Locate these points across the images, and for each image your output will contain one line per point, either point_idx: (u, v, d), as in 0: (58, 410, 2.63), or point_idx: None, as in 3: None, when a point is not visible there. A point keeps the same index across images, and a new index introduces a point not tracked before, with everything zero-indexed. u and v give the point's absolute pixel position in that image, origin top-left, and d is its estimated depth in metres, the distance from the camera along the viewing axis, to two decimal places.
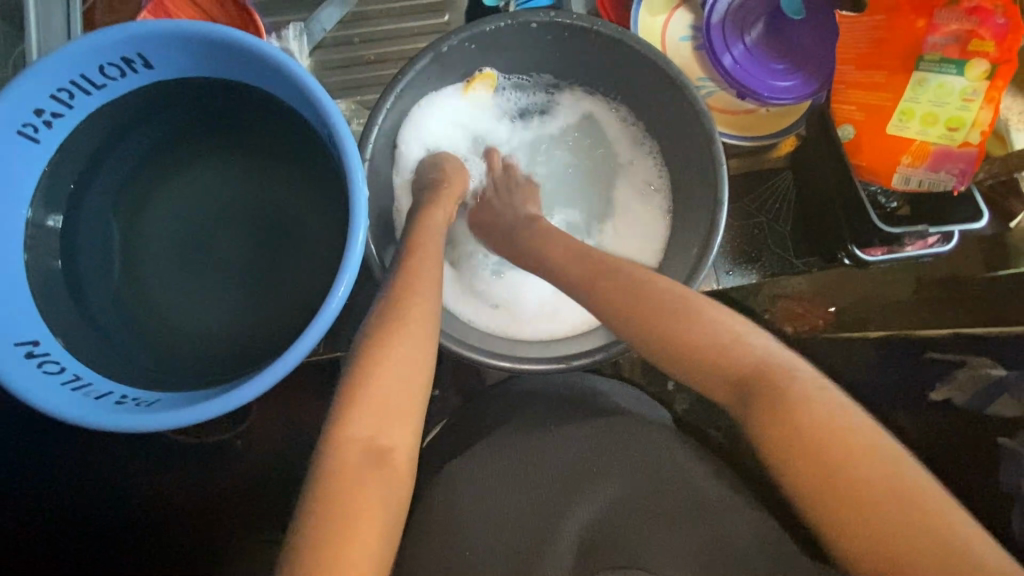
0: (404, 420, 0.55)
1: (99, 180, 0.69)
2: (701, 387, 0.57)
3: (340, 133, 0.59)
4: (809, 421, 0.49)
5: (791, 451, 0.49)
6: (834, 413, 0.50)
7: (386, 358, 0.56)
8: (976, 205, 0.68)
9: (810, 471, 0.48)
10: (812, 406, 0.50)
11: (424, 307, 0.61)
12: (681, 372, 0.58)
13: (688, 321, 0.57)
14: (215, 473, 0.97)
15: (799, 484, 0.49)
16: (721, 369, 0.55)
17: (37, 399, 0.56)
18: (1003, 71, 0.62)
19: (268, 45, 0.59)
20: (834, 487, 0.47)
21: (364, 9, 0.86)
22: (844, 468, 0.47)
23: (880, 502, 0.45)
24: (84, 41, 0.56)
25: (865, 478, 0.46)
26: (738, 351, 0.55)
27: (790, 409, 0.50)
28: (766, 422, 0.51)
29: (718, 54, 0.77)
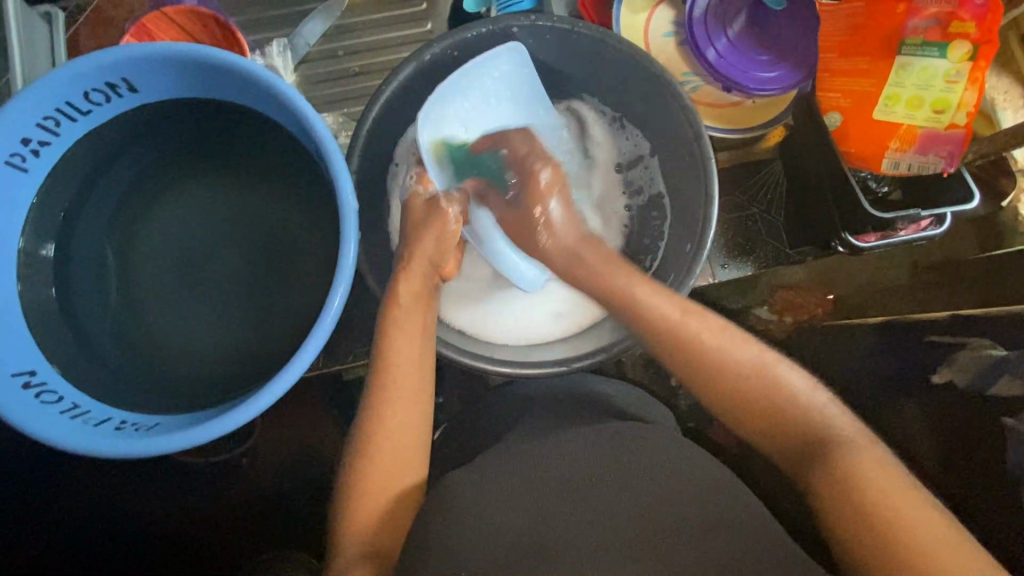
0: (407, 447, 0.60)
1: (90, 207, 0.68)
2: (763, 440, 0.58)
3: (327, 146, 0.59)
4: (857, 477, 0.50)
5: (842, 507, 0.50)
6: (886, 469, 0.51)
7: (387, 413, 0.60)
8: (967, 187, 0.67)
9: (861, 524, 0.49)
10: (864, 462, 0.51)
11: (414, 359, 0.62)
12: (744, 427, 0.59)
13: (735, 363, 0.58)
14: (224, 493, 0.96)
15: (850, 542, 0.49)
16: (789, 423, 0.56)
17: (35, 430, 0.55)
18: (986, 51, 0.62)
19: (250, 63, 0.59)
20: (881, 542, 0.47)
21: (347, 22, 0.87)
22: (863, 502, 0.49)
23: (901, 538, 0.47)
24: (67, 68, 0.56)
25: (919, 533, 0.47)
26: (787, 403, 0.57)
27: (841, 464, 0.51)
28: (818, 478, 0.52)
29: (702, 48, 0.77)
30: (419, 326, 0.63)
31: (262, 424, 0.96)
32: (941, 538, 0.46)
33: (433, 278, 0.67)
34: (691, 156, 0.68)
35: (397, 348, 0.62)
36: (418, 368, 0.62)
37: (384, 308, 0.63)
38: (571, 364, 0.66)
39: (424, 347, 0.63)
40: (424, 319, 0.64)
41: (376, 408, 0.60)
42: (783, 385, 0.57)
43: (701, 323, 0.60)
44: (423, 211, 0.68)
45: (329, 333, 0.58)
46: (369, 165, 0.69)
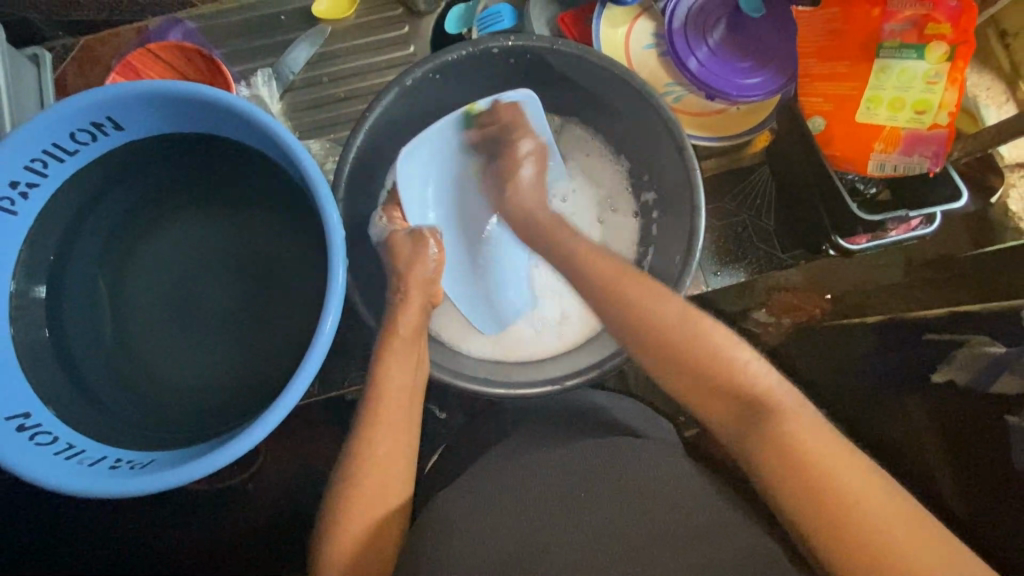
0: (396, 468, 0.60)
1: (82, 245, 0.69)
2: (702, 410, 0.53)
3: (312, 175, 0.59)
4: (800, 450, 0.46)
5: (786, 484, 0.46)
6: (835, 448, 0.46)
7: (376, 442, 0.59)
8: (955, 184, 0.66)
9: (808, 504, 0.44)
10: (806, 434, 0.47)
11: (406, 385, 0.63)
12: (682, 397, 0.54)
13: (684, 335, 0.54)
14: (229, 520, 0.96)
15: (796, 522, 0.45)
16: (726, 391, 0.51)
17: (31, 473, 0.55)
18: (963, 52, 0.63)
19: (230, 96, 0.59)
20: (828, 524, 0.43)
21: (331, 48, 0.87)
22: (808, 473, 0.45)
23: (846, 514, 0.43)
24: (51, 112, 0.56)
25: (872, 517, 0.42)
26: (726, 372, 0.52)
27: (780, 434, 0.47)
28: (758, 447, 0.48)
29: (683, 59, 0.77)
30: (415, 352, 0.64)
31: (265, 449, 0.95)
32: (896, 519, 0.42)
33: (425, 297, 0.67)
34: (676, 169, 0.68)
35: (392, 374, 0.62)
36: (409, 394, 0.63)
37: (384, 339, 0.64)
38: (565, 381, 0.66)
39: (417, 374, 0.64)
40: (416, 348, 0.65)
41: (368, 438, 0.60)
42: (717, 362, 0.52)
43: (656, 301, 0.56)
44: (408, 245, 0.68)
45: (320, 361, 0.58)
46: (356, 189, 0.69)
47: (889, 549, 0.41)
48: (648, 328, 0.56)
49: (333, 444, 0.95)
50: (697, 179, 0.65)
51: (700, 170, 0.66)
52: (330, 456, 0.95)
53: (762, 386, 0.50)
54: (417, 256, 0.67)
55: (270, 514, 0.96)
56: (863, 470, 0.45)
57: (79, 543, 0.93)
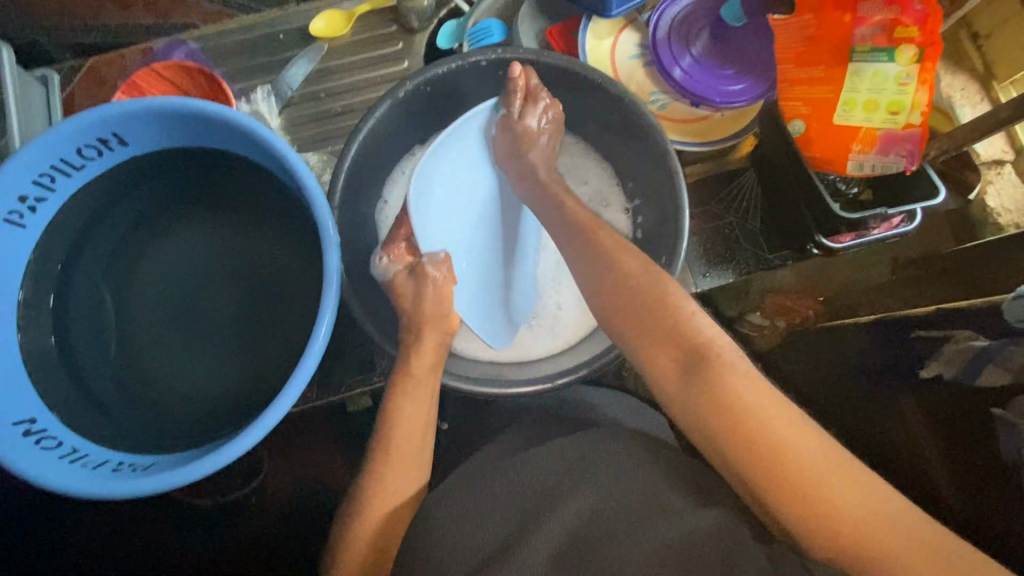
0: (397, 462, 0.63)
1: (88, 256, 0.71)
2: (654, 370, 0.53)
3: (307, 183, 0.61)
4: (743, 411, 0.48)
5: (732, 446, 0.48)
6: (774, 404, 0.48)
7: (392, 457, 0.62)
8: (931, 180, 0.69)
9: (754, 463, 0.47)
10: (748, 392, 0.48)
11: (420, 408, 0.65)
12: (641, 359, 0.55)
13: (656, 310, 0.54)
14: (232, 530, 0.97)
15: (746, 480, 0.48)
16: (684, 359, 0.52)
17: (37, 475, 0.57)
18: (931, 54, 0.65)
19: (226, 109, 0.62)
20: (774, 479, 0.46)
21: (328, 65, 0.91)
22: (769, 448, 0.47)
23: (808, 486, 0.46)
24: (59, 129, 0.59)
25: (809, 467, 0.46)
26: (679, 332, 0.52)
27: (725, 395, 0.48)
28: (717, 422, 0.49)
29: (667, 68, 0.80)
30: (430, 376, 0.66)
31: (267, 458, 0.97)
32: (831, 466, 0.46)
33: (438, 330, 0.68)
34: (660, 171, 0.70)
35: (410, 397, 0.65)
36: (424, 421, 0.65)
37: (400, 374, 0.66)
38: (554, 380, 0.67)
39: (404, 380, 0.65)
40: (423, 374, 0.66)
41: (386, 458, 0.63)
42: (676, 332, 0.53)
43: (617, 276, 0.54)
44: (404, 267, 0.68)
45: (315, 361, 0.60)
46: (352, 198, 0.71)
47: (824, 493, 0.45)
48: (631, 312, 0.56)
49: (334, 450, 0.97)
50: (680, 181, 0.67)
51: (681, 171, 0.67)
52: (332, 464, 0.96)
53: (706, 344, 0.51)
54: (424, 292, 0.68)
55: (272, 521, 0.97)
56: (801, 422, 0.48)
57: (85, 552, 0.95)
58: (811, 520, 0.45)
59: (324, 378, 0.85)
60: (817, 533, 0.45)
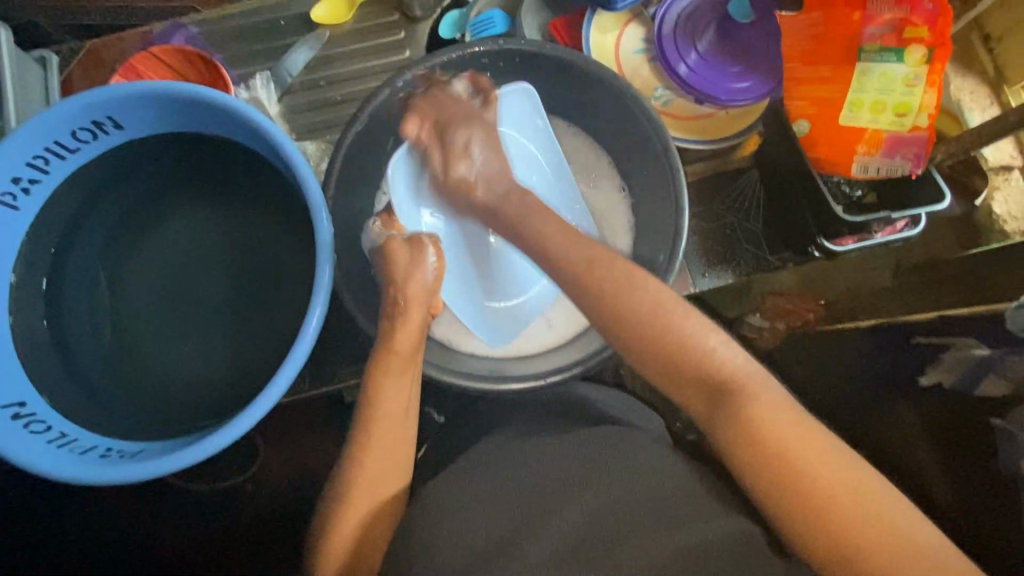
0: (390, 461, 0.61)
1: (82, 240, 0.71)
2: (676, 391, 0.52)
3: (302, 171, 0.60)
4: (769, 439, 0.47)
5: (755, 468, 0.47)
6: (792, 416, 0.48)
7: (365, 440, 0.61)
8: (937, 185, 0.68)
9: (778, 481, 0.46)
10: (772, 416, 0.48)
11: (394, 400, 0.63)
12: (660, 373, 0.52)
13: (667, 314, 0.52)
14: (227, 519, 0.97)
15: (769, 503, 0.47)
16: (701, 357, 0.50)
17: (24, 460, 0.57)
18: (940, 54, 0.65)
19: (221, 93, 0.61)
20: (798, 499, 0.45)
21: (328, 52, 0.89)
22: (795, 468, 0.46)
23: (829, 509, 0.45)
24: (53, 111, 0.58)
25: (830, 486, 0.45)
26: (697, 352, 0.51)
27: (749, 419, 0.48)
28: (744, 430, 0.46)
29: (672, 63, 0.79)
30: (408, 362, 0.63)
31: (263, 449, 0.97)
32: (848, 483, 0.45)
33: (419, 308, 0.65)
34: (660, 168, 0.69)
35: (384, 382, 0.62)
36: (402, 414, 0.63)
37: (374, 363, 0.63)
38: (547, 376, 0.67)
39: (404, 378, 0.64)
40: (382, 350, 0.63)
41: (362, 441, 0.61)
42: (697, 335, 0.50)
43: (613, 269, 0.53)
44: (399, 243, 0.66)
45: (306, 352, 0.59)
46: (348, 189, 0.70)
47: (841, 511, 0.44)
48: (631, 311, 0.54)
49: (327, 439, 0.96)
50: (680, 181, 0.66)
51: (683, 171, 0.66)
52: (326, 455, 0.96)
53: (730, 368, 0.50)
54: (419, 268, 0.65)
55: (265, 509, 0.97)
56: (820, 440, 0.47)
57: (79, 537, 0.95)
58: (830, 539, 0.44)
59: (319, 370, 0.84)
60: (836, 551, 0.44)
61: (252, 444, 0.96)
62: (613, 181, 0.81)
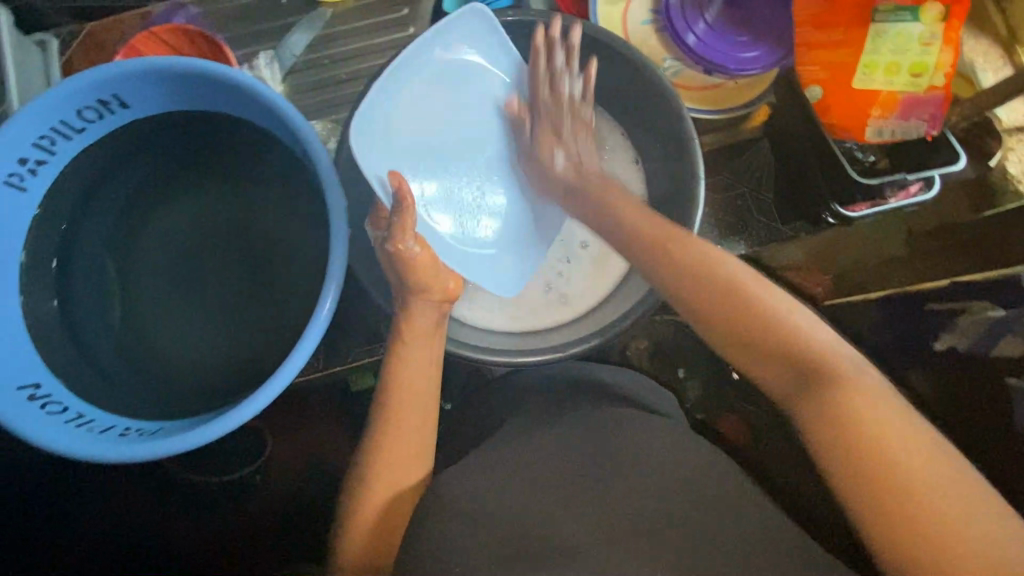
0: (418, 437, 0.62)
1: (92, 220, 0.70)
2: (755, 358, 0.51)
3: (316, 146, 0.60)
4: (866, 425, 0.44)
5: (831, 450, 0.45)
6: (896, 412, 0.45)
7: (392, 412, 0.62)
8: (951, 148, 0.68)
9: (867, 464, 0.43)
10: (873, 405, 0.45)
11: (423, 376, 0.63)
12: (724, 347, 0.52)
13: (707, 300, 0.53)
14: (243, 507, 0.97)
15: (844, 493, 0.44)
16: (780, 352, 0.49)
17: (41, 439, 0.56)
18: (956, 12, 0.65)
19: (230, 66, 0.60)
20: (878, 488, 0.43)
21: (332, 30, 0.88)
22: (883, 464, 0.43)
23: (909, 507, 0.41)
24: (62, 86, 0.57)
25: (925, 487, 0.42)
26: (777, 331, 0.50)
27: (850, 412, 0.45)
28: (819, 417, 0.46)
29: (681, 33, 0.78)
30: (430, 353, 0.64)
31: (272, 437, 0.97)
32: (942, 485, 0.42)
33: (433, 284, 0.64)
34: (675, 138, 0.68)
35: (414, 358, 0.63)
36: (425, 397, 0.63)
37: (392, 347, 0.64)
38: (566, 348, 0.67)
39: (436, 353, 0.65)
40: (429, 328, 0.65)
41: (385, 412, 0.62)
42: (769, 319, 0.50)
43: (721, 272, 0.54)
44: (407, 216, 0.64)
45: (324, 328, 0.59)
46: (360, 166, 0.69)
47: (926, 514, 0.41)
48: None
49: (341, 423, 0.97)
50: (696, 150, 0.66)
51: (698, 140, 0.66)
52: (338, 439, 0.97)
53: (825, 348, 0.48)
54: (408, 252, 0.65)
55: (278, 495, 0.98)
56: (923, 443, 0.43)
57: (93, 525, 0.95)
58: (900, 531, 0.41)
59: (331, 351, 0.84)
60: (895, 538, 0.42)
61: (263, 431, 0.96)
62: (626, 155, 0.80)
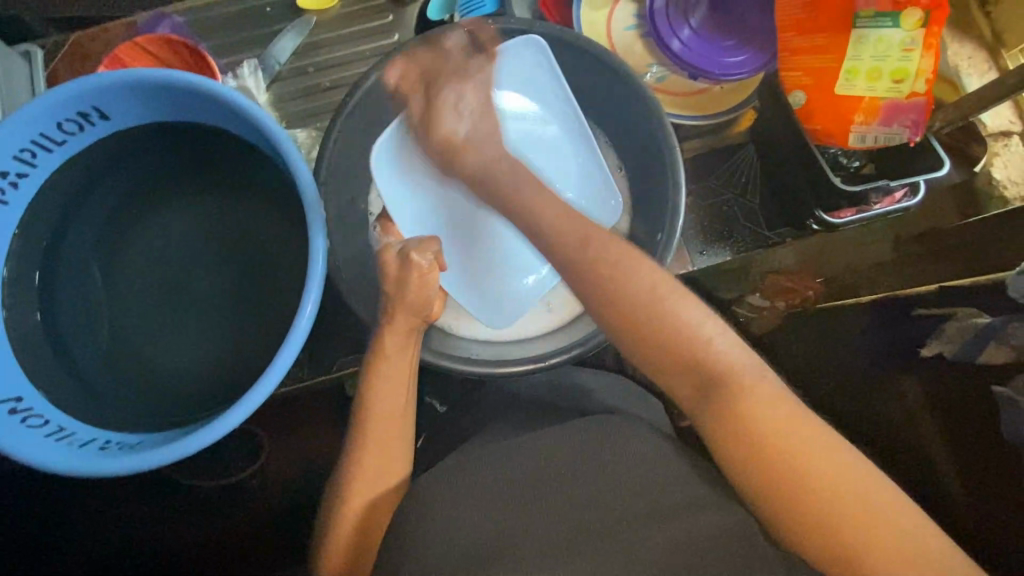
0: (399, 442, 0.62)
1: (74, 233, 0.70)
2: (670, 371, 0.51)
3: (294, 160, 0.59)
4: (758, 427, 0.48)
5: (733, 445, 0.48)
6: (791, 418, 0.48)
7: (378, 422, 0.61)
8: (936, 155, 0.68)
9: (763, 464, 0.47)
10: (757, 405, 0.48)
11: (401, 386, 0.63)
12: (653, 357, 0.51)
13: (636, 300, 0.51)
14: (235, 514, 0.98)
15: (740, 474, 0.48)
16: (684, 355, 0.50)
17: (22, 454, 0.56)
18: (936, 17, 0.64)
19: (209, 80, 0.59)
20: (775, 482, 0.46)
21: (316, 38, 0.88)
22: (754, 448, 0.47)
23: (794, 498, 0.46)
24: (39, 100, 0.57)
25: (818, 482, 0.46)
26: (686, 343, 0.50)
27: (742, 412, 0.48)
28: (717, 421, 0.49)
29: (666, 38, 0.77)
30: (405, 378, 0.64)
31: (264, 444, 0.97)
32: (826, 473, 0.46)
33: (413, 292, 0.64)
34: (656, 146, 0.68)
35: (389, 367, 0.63)
36: (405, 402, 0.63)
37: (373, 358, 0.64)
38: (545, 359, 0.67)
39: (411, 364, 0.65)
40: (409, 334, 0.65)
41: (365, 421, 0.62)
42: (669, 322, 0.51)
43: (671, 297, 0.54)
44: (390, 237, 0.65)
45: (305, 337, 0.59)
46: (341, 176, 0.69)
47: (816, 502, 0.45)
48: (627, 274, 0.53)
49: (331, 428, 0.97)
50: (677, 158, 0.65)
51: (679, 150, 0.66)
52: (330, 446, 0.97)
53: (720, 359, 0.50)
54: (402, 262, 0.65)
55: (271, 501, 0.97)
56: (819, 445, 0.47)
57: (86, 533, 0.95)
58: (791, 511, 0.46)
59: (318, 359, 0.84)
60: (802, 526, 0.46)
61: (254, 437, 0.96)
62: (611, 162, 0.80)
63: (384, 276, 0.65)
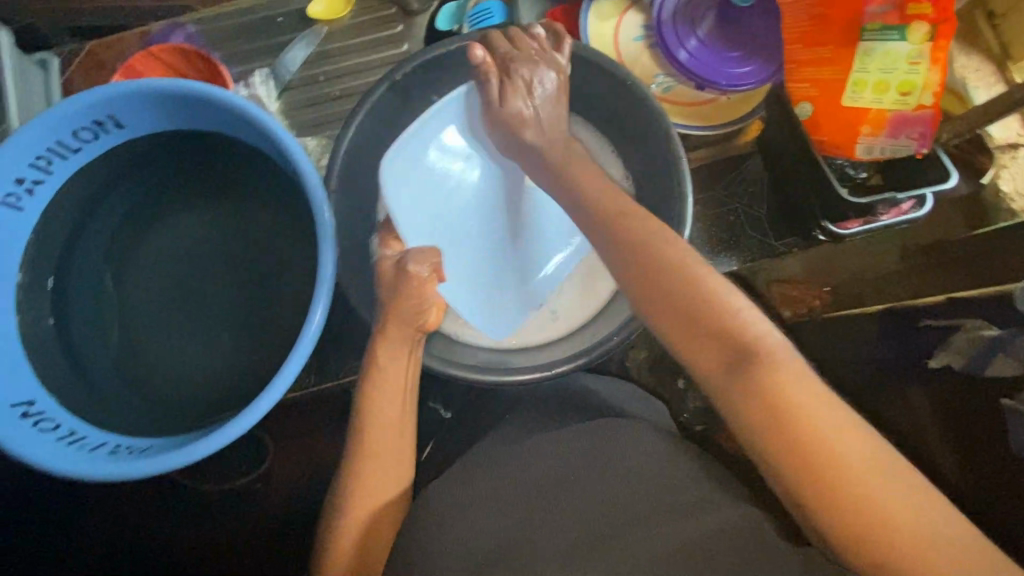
0: (400, 452, 0.62)
1: (86, 239, 0.71)
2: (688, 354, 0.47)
3: (306, 170, 0.60)
4: (792, 413, 0.42)
5: (775, 438, 0.42)
6: (832, 405, 0.43)
7: (373, 432, 0.61)
8: (943, 167, 0.67)
9: (793, 459, 0.42)
10: (792, 386, 0.43)
11: (398, 396, 0.63)
12: (670, 337, 0.48)
13: (658, 287, 0.49)
14: (240, 517, 0.98)
15: (773, 468, 0.43)
16: (715, 337, 0.45)
17: (35, 459, 0.57)
18: (943, 31, 0.64)
19: (222, 89, 0.60)
20: (810, 473, 0.41)
21: (326, 47, 0.89)
22: (795, 436, 0.42)
23: (840, 497, 0.41)
24: (56, 109, 0.58)
25: (861, 478, 0.40)
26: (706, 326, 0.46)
27: (776, 394, 0.43)
28: (745, 402, 0.44)
29: (673, 50, 0.78)
30: (400, 386, 0.64)
31: (270, 447, 0.97)
32: (859, 466, 0.41)
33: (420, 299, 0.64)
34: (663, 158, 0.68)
35: (388, 374, 0.64)
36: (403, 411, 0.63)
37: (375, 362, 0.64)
38: (550, 369, 0.67)
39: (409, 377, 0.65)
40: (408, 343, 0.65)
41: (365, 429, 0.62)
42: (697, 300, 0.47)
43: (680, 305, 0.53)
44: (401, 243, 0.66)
45: (313, 344, 0.59)
46: (351, 184, 0.70)
47: (865, 500, 0.40)
48: (633, 263, 0.52)
49: (337, 433, 0.97)
50: (684, 170, 0.66)
51: (686, 162, 0.66)
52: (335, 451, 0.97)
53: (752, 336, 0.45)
54: (410, 271, 0.65)
55: (276, 504, 0.98)
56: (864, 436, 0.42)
57: (93, 536, 0.96)
58: (834, 507, 0.41)
59: (325, 364, 0.85)
60: (835, 518, 0.41)
61: (260, 441, 0.96)
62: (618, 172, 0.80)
63: (391, 283, 0.65)
